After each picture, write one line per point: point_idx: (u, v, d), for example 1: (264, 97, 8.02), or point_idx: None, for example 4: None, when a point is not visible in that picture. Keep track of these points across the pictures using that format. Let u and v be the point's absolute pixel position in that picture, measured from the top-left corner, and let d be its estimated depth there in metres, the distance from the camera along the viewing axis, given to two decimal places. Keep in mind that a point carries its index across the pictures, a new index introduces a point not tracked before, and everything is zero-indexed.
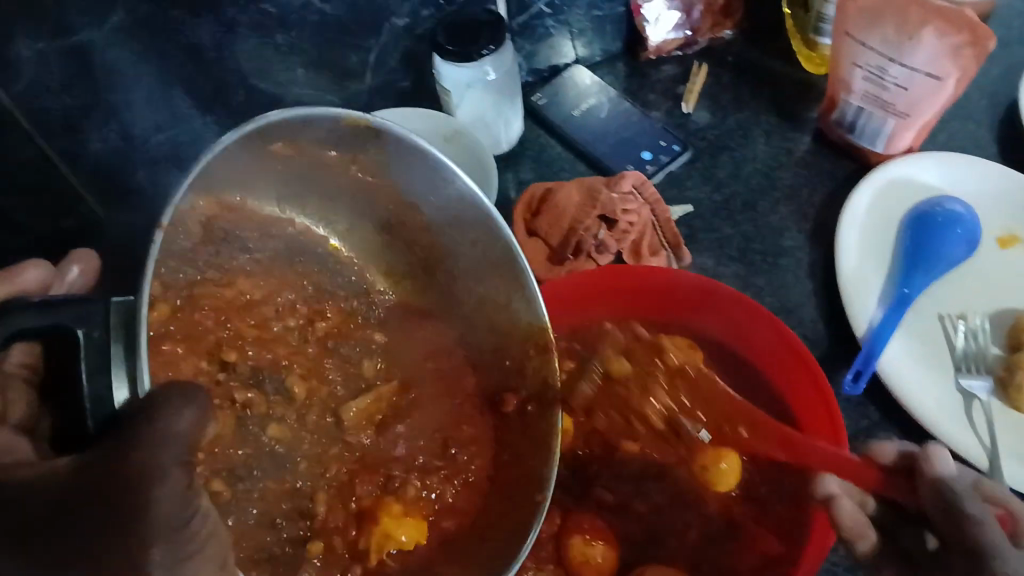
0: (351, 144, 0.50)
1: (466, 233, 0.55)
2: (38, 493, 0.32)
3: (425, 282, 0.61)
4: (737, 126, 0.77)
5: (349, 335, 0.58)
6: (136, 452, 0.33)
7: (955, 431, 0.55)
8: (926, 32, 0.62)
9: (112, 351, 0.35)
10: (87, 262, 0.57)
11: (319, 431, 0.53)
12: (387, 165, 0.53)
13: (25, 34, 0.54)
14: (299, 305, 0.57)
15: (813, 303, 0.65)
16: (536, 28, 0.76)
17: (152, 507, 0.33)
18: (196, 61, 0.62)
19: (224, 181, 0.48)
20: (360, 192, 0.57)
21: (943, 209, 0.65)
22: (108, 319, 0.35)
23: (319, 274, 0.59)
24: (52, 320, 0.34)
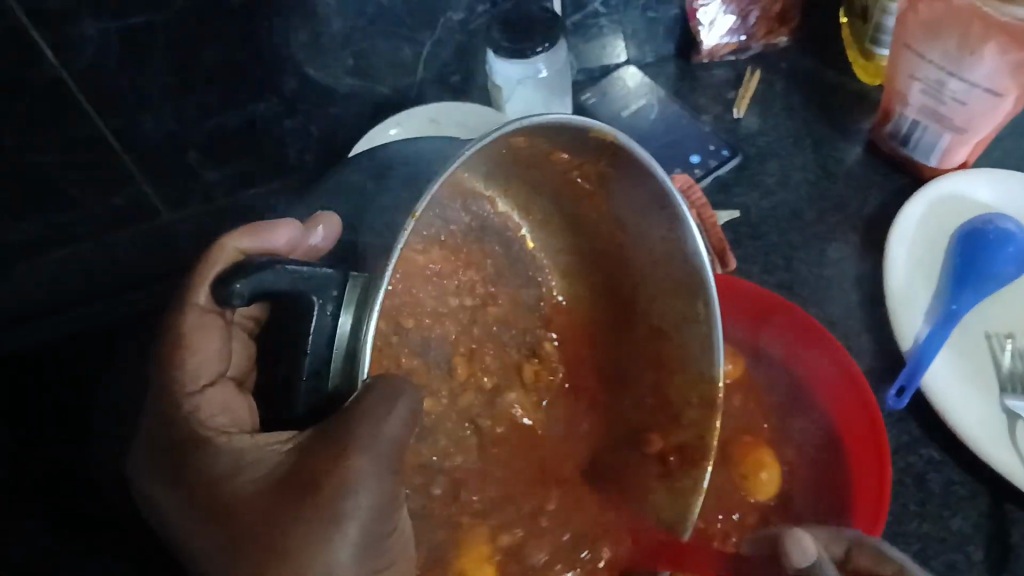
0: (589, 153, 0.48)
1: (663, 265, 0.53)
2: (266, 461, 0.40)
3: (598, 298, 0.59)
4: (787, 133, 0.77)
5: (513, 323, 0.58)
6: (355, 457, 0.38)
7: (997, 451, 0.54)
8: (988, 48, 0.60)
9: (346, 306, 0.38)
10: (333, 225, 0.52)
11: (461, 412, 0.55)
12: (610, 180, 0.50)
13: (87, 13, 0.55)
14: (483, 287, 0.56)
15: (858, 315, 0.65)
16: (589, 27, 0.76)
17: (350, 504, 0.38)
18: (252, 45, 0.63)
19: (469, 158, 0.46)
20: (567, 201, 0.54)
21: (994, 227, 0.64)
22: (345, 293, 0.38)
23: (502, 259, 0.57)
24: (292, 283, 0.37)
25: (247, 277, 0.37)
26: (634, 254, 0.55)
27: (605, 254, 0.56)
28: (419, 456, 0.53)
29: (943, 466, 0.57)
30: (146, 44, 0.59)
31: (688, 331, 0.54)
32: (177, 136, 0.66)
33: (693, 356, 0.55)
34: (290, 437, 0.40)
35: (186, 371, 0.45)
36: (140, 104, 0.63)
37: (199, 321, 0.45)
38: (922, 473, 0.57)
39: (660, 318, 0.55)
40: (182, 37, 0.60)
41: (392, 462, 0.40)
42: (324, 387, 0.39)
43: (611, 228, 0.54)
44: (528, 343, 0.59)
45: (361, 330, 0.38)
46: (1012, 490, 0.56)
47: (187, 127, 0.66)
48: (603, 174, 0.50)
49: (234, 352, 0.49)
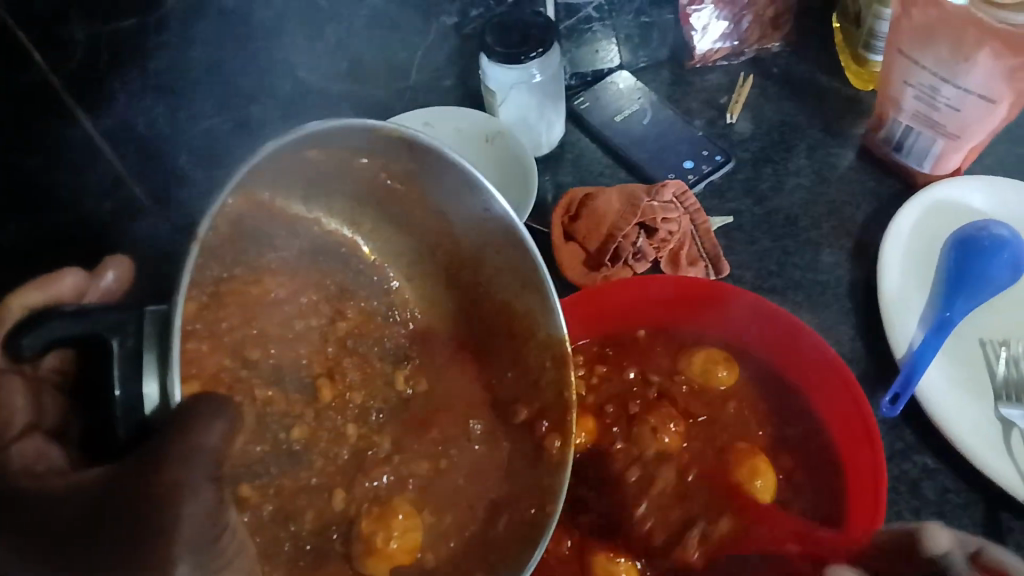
0: (380, 147, 0.48)
1: (490, 242, 0.54)
2: (78, 499, 0.33)
3: (444, 290, 0.59)
4: (780, 138, 0.77)
5: (370, 335, 0.57)
6: (171, 466, 0.32)
7: (993, 459, 0.54)
8: (982, 54, 0.60)
9: (143, 365, 0.35)
10: (123, 270, 0.57)
11: (332, 433, 0.51)
12: (415, 170, 0.51)
13: (77, 18, 0.54)
14: (325, 304, 0.55)
15: (852, 322, 0.65)
16: (583, 32, 0.76)
17: (176, 515, 0.31)
18: (243, 48, 0.63)
19: (263, 180, 0.46)
20: (390, 199, 0.55)
21: (988, 234, 0.64)
22: (142, 328, 0.35)
23: (343, 271, 0.57)
24: (89, 327, 0.35)
25: (32, 331, 0.36)
26: (463, 231, 0.55)
27: (441, 239, 0.57)
28: (297, 481, 0.49)
29: (937, 474, 0.57)
30: (135, 47, 0.58)
31: (528, 299, 0.54)
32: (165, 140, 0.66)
33: (540, 322, 0.54)
34: (108, 467, 0.34)
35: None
36: (129, 109, 0.62)
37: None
38: (916, 481, 0.57)
39: (502, 292, 0.56)
40: (172, 41, 0.59)
41: (215, 476, 0.34)
42: (139, 419, 0.35)
43: (437, 216, 0.55)
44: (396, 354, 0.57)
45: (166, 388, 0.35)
46: (1007, 498, 0.55)
47: (175, 132, 0.66)
48: (406, 166, 0.50)
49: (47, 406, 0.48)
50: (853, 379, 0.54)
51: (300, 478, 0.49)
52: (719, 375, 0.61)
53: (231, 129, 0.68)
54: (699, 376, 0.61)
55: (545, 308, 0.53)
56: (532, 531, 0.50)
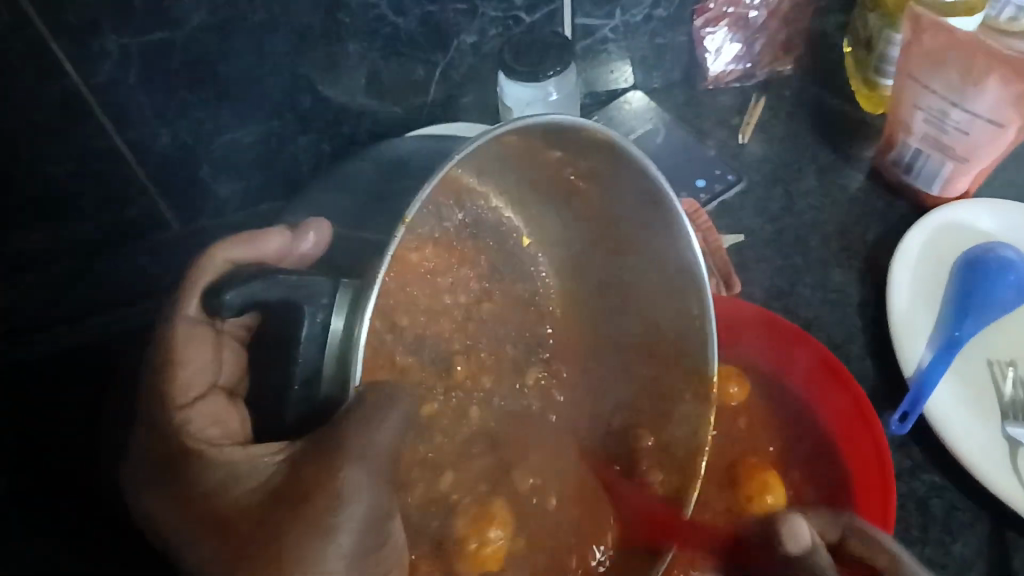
0: (581, 151, 0.50)
1: (652, 257, 0.56)
2: (250, 475, 0.42)
3: (586, 289, 0.62)
4: (791, 160, 0.78)
5: (510, 319, 0.61)
6: (344, 467, 0.41)
7: (999, 477, 0.55)
8: (992, 78, 0.62)
9: (337, 305, 0.40)
10: (323, 231, 0.52)
11: (455, 412, 0.56)
12: (602, 176, 0.53)
13: (109, 28, 0.56)
14: (477, 283, 0.60)
15: (861, 340, 0.66)
16: (599, 52, 0.77)
17: (341, 516, 0.41)
18: (268, 62, 0.64)
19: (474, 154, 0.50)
20: (561, 198, 0.58)
21: (995, 256, 0.65)
22: (336, 298, 0.41)
23: (495, 254, 0.62)
24: (284, 295, 0.40)
25: (238, 286, 0.41)
26: (625, 243, 0.57)
27: (603, 250, 0.59)
28: (415, 452, 0.54)
29: (944, 491, 0.58)
30: (165, 58, 0.60)
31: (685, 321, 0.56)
32: (192, 152, 0.68)
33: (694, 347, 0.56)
34: (278, 453, 0.42)
35: (177, 382, 0.48)
36: (156, 119, 0.64)
37: (189, 331, 0.48)
38: (925, 498, 0.58)
39: (653, 311, 0.58)
40: (200, 52, 0.61)
41: (378, 469, 0.43)
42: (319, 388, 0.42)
43: (605, 223, 0.57)
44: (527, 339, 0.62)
45: (349, 327, 0.40)
46: (1013, 516, 0.56)
47: (201, 143, 0.67)
48: (593, 171, 0.52)
49: (225, 362, 0.52)
50: (864, 399, 0.55)
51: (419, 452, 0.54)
52: (731, 391, 0.62)
53: (255, 140, 0.70)
54: None
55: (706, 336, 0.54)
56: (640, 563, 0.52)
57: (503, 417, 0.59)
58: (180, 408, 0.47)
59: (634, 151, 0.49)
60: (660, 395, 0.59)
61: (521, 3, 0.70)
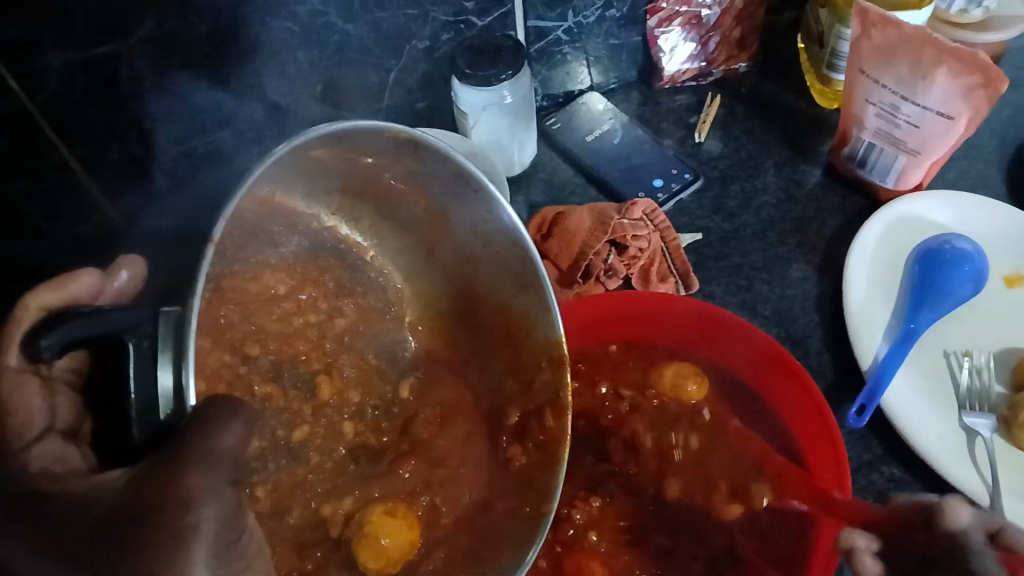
0: (387, 150, 0.51)
1: (488, 243, 0.56)
2: (98, 502, 0.37)
3: (441, 289, 0.62)
4: (748, 156, 0.78)
5: (367, 331, 0.60)
6: (187, 473, 0.36)
7: (957, 467, 0.55)
8: (940, 72, 0.62)
9: (159, 359, 0.37)
10: (137, 266, 0.54)
11: (327, 432, 0.54)
12: (416, 171, 0.53)
13: (52, 46, 0.55)
14: (329, 300, 0.58)
15: (819, 334, 0.66)
16: (553, 54, 0.77)
17: (196, 522, 0.36)
18: (217, 75, 0.63)
19: (283, 173, 0.49)
20: (393, 201, 0.57)
21: (950, 247, 0.66)
22: (157, 328, 0.37)
23: (341, 268, 0.60)
24: (101, 328, 0.37)
25: (53, 330, 0.38)
26: (455, 229, 0.57)
27: (441, 242, 0.59)
28: (294, 476, 0.52)
29: (904, 483, 0.58)
30: (110, 74, 0.59)
31: (519, 298, 0.57)
32: (141, 164, 0.67)
33: (533, 322, 0.57)
34: (125, 471, 0.38)
35: (11, 428, 0.43)
36: (105, 134, 0.63)
37: (14, 381, 0.44)
38: (884, 490, 0.58)
39: (493, 294, 0.58)
40: (144, 67, 0.60)
41: (229, 475, 0.38)
42: (155, 421, 0.38)
43: (440, 220, 0.57)
44: (393, 348, 0.61)
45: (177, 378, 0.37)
46: None
47: (150, 157, 0.67)
48: (408, 169, 0.53)
49: (59, 408, 0.46)
50: (824, 405, 0.55)
51: (296, 475, 0.52)
52: (688, 389, 0.62)
53: (206, 152, 0.69)
54: (669, 391, 0.62)
55: (540, 307, 0.56)
56: (522, 533, 0.51)
57: (374, 429, 0.57)
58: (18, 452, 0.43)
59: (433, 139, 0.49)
60: (520, 377, 0.59)
61: (472, 7, 0.69)
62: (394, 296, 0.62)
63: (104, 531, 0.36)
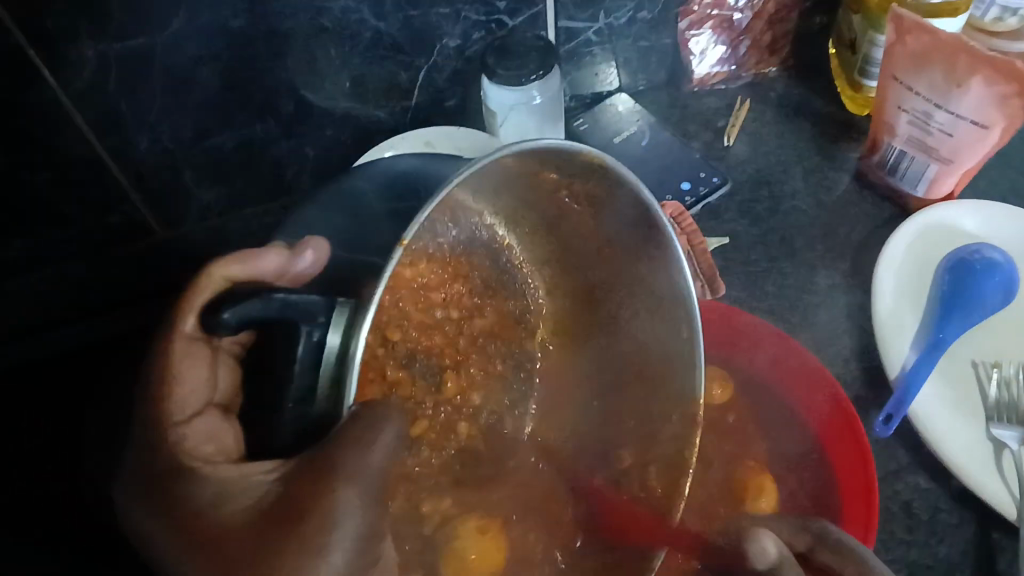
0: (581, 172, 0.49)
1: (646, 283, 0.56)
2: (247, 492, 0.41)
3: (576, 314, 0.62)
4: (776, 161, 0.78)
5: (501, 335, 0.61)
6: (341, 485, 0.39)
7: (983, 479, 0.55)
8: (975, 81, 0.61)
9: (333, 321, 0.40)
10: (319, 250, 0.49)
11: (442, 426, 0.56)
12: (598, 196, 0.52)
13: (87, 36, 0.56)
14: (469, 298, 0.60)
15: (846, 342, 0.66)
16: (583, 55, 0.77)
17: (335, 532, 0.39)
18: (250, 70, 0.64)
19: (480, 176, 0.49)
20: (555, 220, 0.57)
21: (980, 256, 0.65)
22: (336, 316, 0.40)
23: (489, 271, 0.61)
24: (281, 311, 0.39)
25: (233, 306, 0.38)
26: (613, 261, 0.57)
27: (591, 268, 0.59)
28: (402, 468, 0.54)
29: (929, 493, 0.58)
30: (144, 64, 0.60)
31: (665, 338, 0.57)
32: (173, 157, 0.67)
33: (676, 369, 0.57)
34: (277, 468, 0.41)
35: (170, 399, 0.46)
36: (138, 124, 0.63)
37: (186, 349, 0.47)
38: (909, 500, 0.58)
39: (641, 332, 0.58)
40: (179, 59, 0.60)
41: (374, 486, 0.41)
42: (311, 410, 0.41)
43: (601, 250, 0.57)
44: (518, 356, 0.62)
45: (346, 340, 0.40)
46: (998, 518, 0.56)
47: (181, 149, 0.67)
48: (591, 195, 0.52)
49: (220, 378, 0.49)
50: (858, 422, 0.54)
51: (401, 467, 0.54)
52: (714, 393, 0.62)
53: (237, 146, 0.70)
54: None
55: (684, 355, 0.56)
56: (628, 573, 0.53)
57: (488, 433, 0.59)
58: (179, 424, 0.46)
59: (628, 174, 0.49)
60: (643, 417, 0.59)
61: (503, 7, 0.69)
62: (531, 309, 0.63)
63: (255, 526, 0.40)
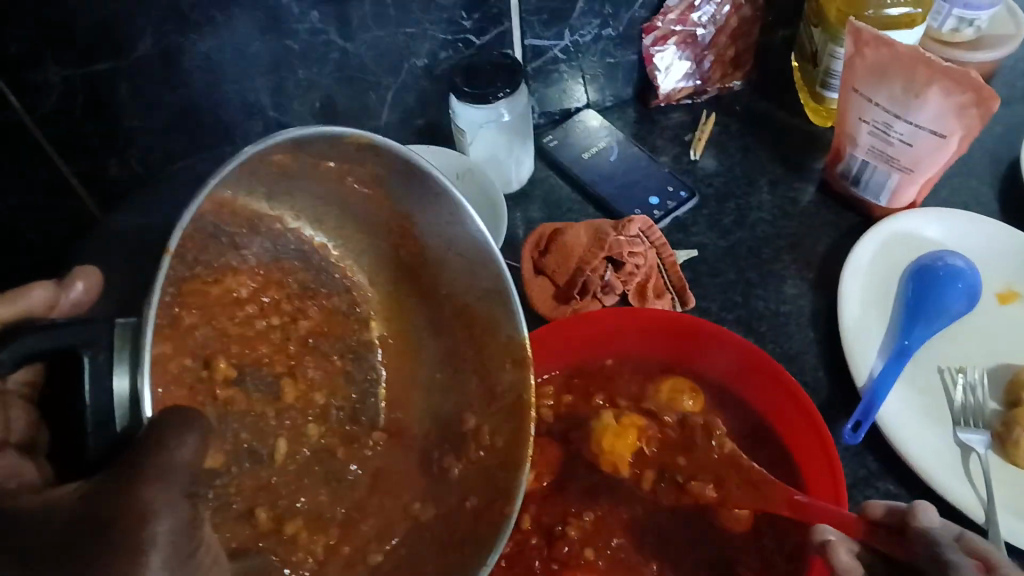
0: (342, 154, 0.48)
1: (455, 249, 0.55)
2: (57, 509, 0.31)
3: (404, 293, 0.59)
4: (743, 174, 0.79)
5: (331, 333, 0.57)
6: (142, 486, 0.32)
7: (951, 482, 0.56)
8: (933, 91, 0.62)
9: (116, 359, 0.33)
10: (94, 276, 0.52)
11: (290, 434, 0.52)
12: (384, 176, 0.51)
13: (52, 61, 0.56)
14: (291, 303, 0.55)
15: (814, 351, 0.66)
16: (550, 72, 0.78)
17: (152, 531, 0.31)
18: (217, 94, 0.64)
19: (258, 182, 0.47)
20: (355, 197, 0.54)
21: (944, 263, 0.66)
22: (112, 343, 0.33)
23: (307, 273, 0.57)
24: (54, 341, 0.33)
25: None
26: (422, 229, 0.55)
27: (407, 242, 0.57)
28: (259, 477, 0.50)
29: (898, 498, 0.59)
30: (110, 88, 0.60)
31: (485, 305, 0.56)
32: (141, 180, 0.68)
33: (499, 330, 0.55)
34: (78, 487, 0.33)
35: None
36: (105, 148, 0.64)
37: None
38: None
39: (465, 300, 0.57)
40: (143, 83, 0.61)
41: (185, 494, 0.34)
42: (112, 435, 0.34)
43: (406, 227, 0.55)
44: (358, 352, 0.58)
45: (136, 381, 0.34)
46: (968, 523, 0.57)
47: (149, 173, 0.67)
48: (374, 172, 0.50)
49: (12, 421, 0.46)
50: (830, 442, 0.54)
51: (260, 477, 0.50)
52: (684, 403, 0.62)
53: (205, 169, 0.70)
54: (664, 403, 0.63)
55: (503, 304, 0.54)
56: (485, 535, 0.50)
57: (340, 433, 0.55)
58: None
59: (390, 144, 0.47)
60: (484, 377, 0.57)
61: (470, 26, 0.70)
62: (357, 300, 0.59)
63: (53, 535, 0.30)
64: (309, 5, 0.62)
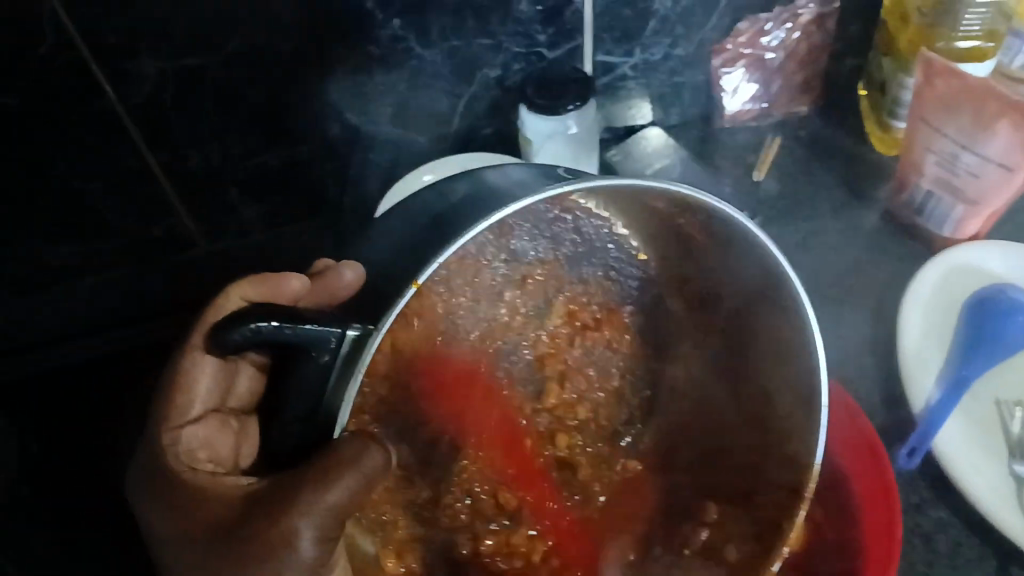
0: (677, 204, 0.50)
1: (767, 327, 0.55)
2: (225, 502, 0.45)
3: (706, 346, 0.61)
4: (805, 199, 0.80)
5: (599, 329, 0.62)
6: (295, 517, 0.42)
7: (1005, 514, 0.56)
8: (1002, 125, 0.62)
9: (363, 339, 0.41)
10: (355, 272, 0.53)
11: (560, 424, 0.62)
12: (716, 235, 0.52)
13: (148, 53, 0.59)
14: (573, 284, 0.62)
15: (868, 378, 0.68)
16: (618, 88, 0.80)
17: (293, 553, 0.42)
18: (298, 92, 0.67)
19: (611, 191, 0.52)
20: (681, 238, 0.56)
21: (1006, 296, 0.66)
22: (348, 347, 0.41)
23: (584, 257, 0.62)
24: (305, 338, 0.40)
25: (238, 330, 0.40)
26: (733, 291, 0.56)
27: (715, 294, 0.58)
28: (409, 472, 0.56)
29: (951, 527, 0.60)
30: (197, 82, 0.63)
31: (775, 382, 0.56)
32: (220, 173, 0.71)
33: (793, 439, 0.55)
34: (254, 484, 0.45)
35: (176, 405, 0.50)
36: (188, 140, 0.67)
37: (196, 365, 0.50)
38: (930, 534, 0.60)
39: (763, 381, 0.56)
40: (230, 79, 0.63)
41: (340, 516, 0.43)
42: (314, 423, 0.43)
43: (720, 282, 0.56)
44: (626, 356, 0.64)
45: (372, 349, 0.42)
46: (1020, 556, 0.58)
47: (229, 167, 0.71)
48: (708, 230, 0.52)
49: (237, 387, 0.54)
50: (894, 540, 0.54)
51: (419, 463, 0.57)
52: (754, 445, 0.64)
53: (282, 166, 0.73)
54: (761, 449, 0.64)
55: (809, 429, 0.53)
56: None
57: (603, 436, 0.63)
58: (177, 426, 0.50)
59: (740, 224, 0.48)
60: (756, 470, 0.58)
61: (544, 40, 0.71)
62: (644, 317, 0.63)
63: (230, 531, 0.44)
64: (393, 12, 0.63)
